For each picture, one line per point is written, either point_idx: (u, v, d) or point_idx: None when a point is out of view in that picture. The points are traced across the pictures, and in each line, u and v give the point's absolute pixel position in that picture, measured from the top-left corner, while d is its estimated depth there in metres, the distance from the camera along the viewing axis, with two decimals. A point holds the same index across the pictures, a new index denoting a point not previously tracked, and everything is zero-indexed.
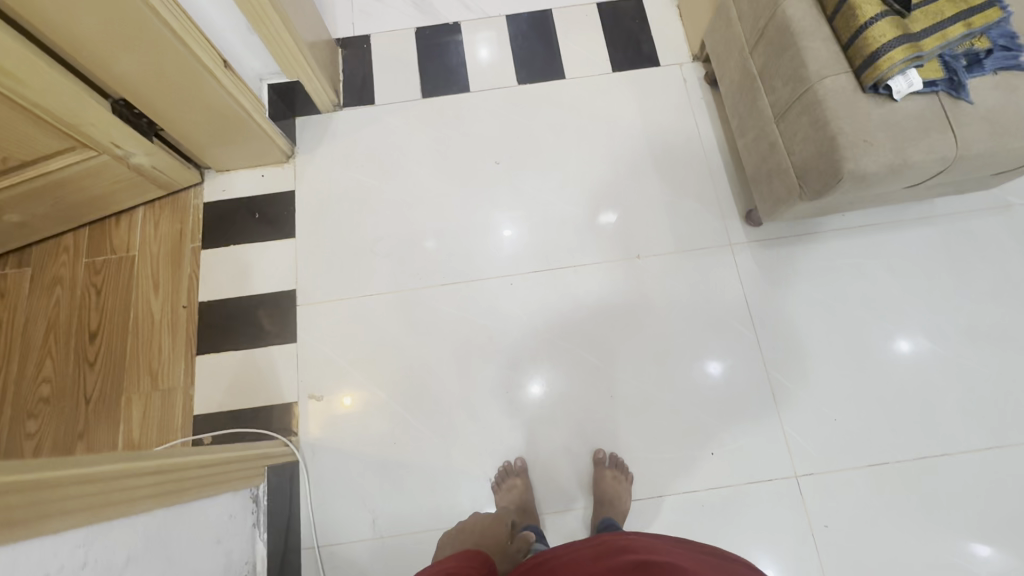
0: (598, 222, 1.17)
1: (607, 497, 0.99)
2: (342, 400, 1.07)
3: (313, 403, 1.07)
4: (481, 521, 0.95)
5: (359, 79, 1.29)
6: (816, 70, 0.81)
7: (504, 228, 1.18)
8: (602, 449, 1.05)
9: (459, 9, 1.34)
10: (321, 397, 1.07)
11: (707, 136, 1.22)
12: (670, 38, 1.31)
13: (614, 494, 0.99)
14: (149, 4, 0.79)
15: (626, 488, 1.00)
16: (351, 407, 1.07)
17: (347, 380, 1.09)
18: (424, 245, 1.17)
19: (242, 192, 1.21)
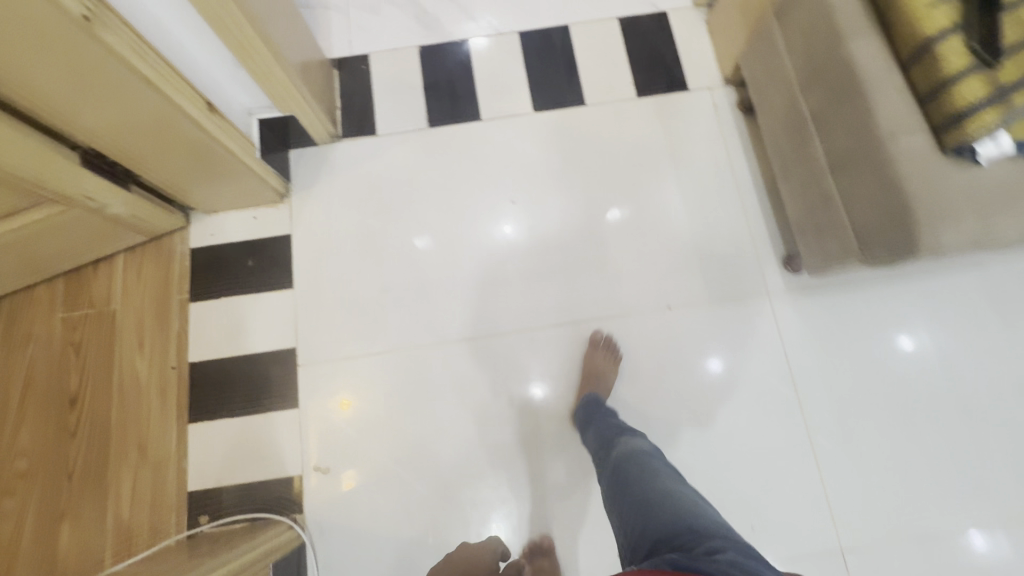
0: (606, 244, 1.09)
1: (595, 377, 1.00)
2: (338, 404, 1.02)
3: (311, 433, 1.00)
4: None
5: (358, 105, 1.17)
6: (888, 126, 0.72)
7: (506, 228, 1.10)
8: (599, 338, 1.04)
9: (466, 23, 1.22)
10: (317, 402, 1.02)
11: (741, 170, 1.12)
12: (700, 57, 1.19)
13: (601, 371, 1.01)
14: (112, 53, 0.66)
15: (614, 367, 1.02)
16: (347, 411, 1.02)
17: (339, 382, 1.03)
18: (414, 244, 1.10)
19: (233, 236, 1.10)
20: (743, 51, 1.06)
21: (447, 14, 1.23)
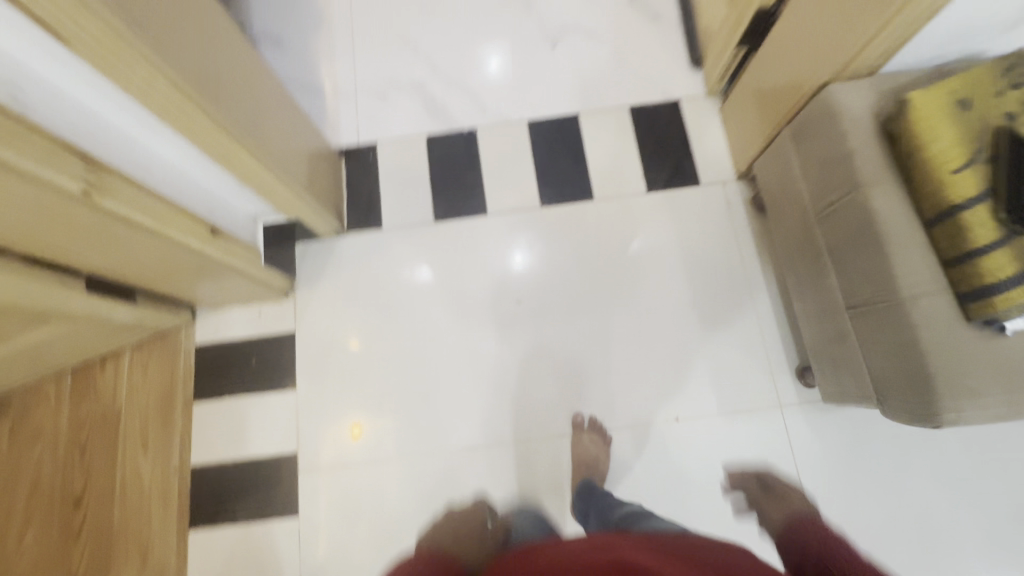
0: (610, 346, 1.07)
1: (586, 462, 0.99)
2: (350, 429, 1.06)
3: (322, 455, 1.04)
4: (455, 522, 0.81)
5: (364, 198, 1.17)
6: (909, 288, 0.68)
7: (518, 257, 1.13)
8: (580, 413, 1.04)
9: (473, 111, 1.21)
10: (329, 427, 1.06)
11: (754, 272, 1.09)
12: (713, 150, 1.16)
13: (593, 458, 0.99)
14: (114, 216, 0.66)
15: (604, 447, 1.01)
16: (359, 437, 1.05)
17: (350, 407, 1.07)
18: (415, 273, 1.13)
19: (237, 332, 1.10)
20: (757, 157, 1.03)
21: (456, 101, 1.22)
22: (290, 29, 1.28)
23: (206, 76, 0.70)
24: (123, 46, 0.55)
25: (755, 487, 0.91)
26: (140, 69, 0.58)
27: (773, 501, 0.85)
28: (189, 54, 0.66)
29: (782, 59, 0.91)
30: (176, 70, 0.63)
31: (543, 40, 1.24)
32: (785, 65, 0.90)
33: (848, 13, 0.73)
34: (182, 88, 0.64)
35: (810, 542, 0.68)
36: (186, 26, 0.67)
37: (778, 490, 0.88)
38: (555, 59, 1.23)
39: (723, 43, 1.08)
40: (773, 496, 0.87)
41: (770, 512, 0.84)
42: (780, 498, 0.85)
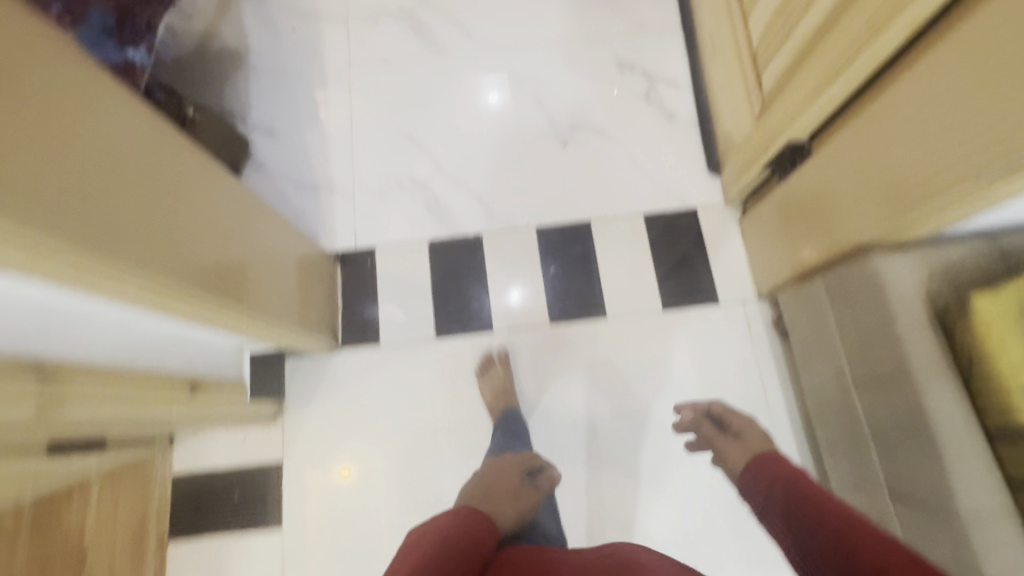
0: (624, 480, 1.02)
1: None
2: (340, 471, 1.01)
3: (311, 505, 1.00)
4: (496, 465, 0.93)
5: (362, 309, 1.09)
6: (970, 508, 0.62)
7: (513, 296, 1.10)
8: None
9: (480, 216, 1.14)
10: (318, 471, 1.01)
11: (775, 403, 1.03)
12: (732, 265, 1.10)
13: None
14: (63, 416, 0.58)
15: None
16: (348, 478, 1.01)
17: (343, 449, 1.02)
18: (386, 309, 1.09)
19: (219, 461, 1.01)
20: (782, 288, 0.97)
21: (461, 204, 1.15)
22: (286, 120, 1.22)
23: (178, 236, 0.63)
24: (80, 256, 0.47)
25: (709, 426, 0.99)
26: (105, 270, 0.50)
27: (733, 442, 0.95)
28: (158, 222, 0.59)
29: (813, 201, 0.85)
30: (143, 252, 0.55)
31: (552, 139, 1.19)
32: (817, 209, 0.84)
33: (904, 181, 0.67)
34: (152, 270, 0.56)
35: (772, 480, 0.78)
36: (154, 188, 0.60)
37: (732, 428, 0.98)
38: (566, 159, 1.18)
39: (745, 160, 1.02)
40: (729, 436, 0.97)
41: (732, 454, 0.93)
42: (736, 439, 0.95)
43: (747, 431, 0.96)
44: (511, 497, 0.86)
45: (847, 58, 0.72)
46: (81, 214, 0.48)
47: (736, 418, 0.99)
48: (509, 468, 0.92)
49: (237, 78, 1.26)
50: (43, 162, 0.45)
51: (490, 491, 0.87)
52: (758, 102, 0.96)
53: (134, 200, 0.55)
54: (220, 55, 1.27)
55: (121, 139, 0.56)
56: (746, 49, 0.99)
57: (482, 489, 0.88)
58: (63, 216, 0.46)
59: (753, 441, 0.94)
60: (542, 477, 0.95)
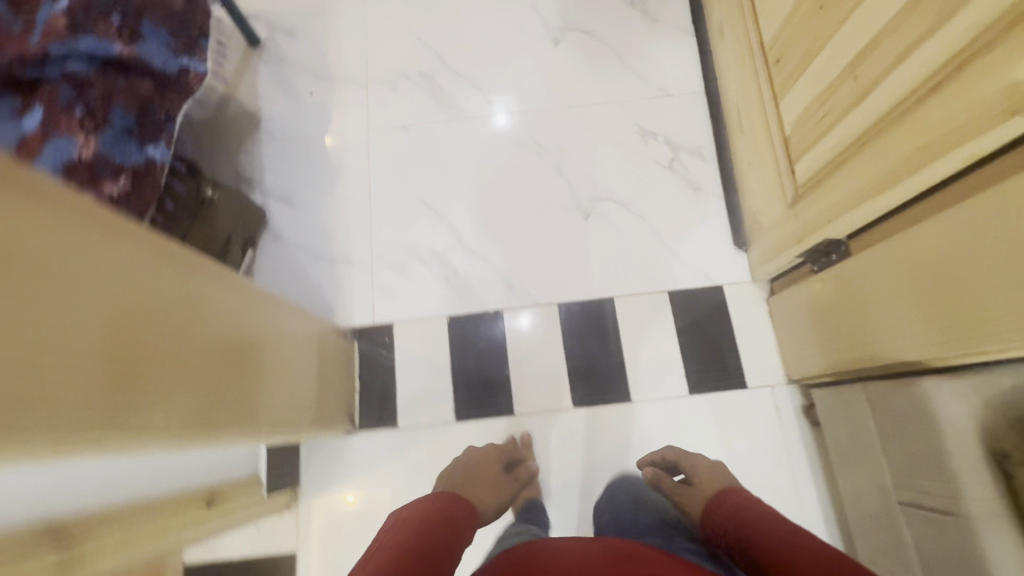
0: None
1: None
2: (344, 497, 1.01)
3: (313, 563, 0.98)
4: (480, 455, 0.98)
5: (379, 388, 1.07)
6: None
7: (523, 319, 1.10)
8: None
9: (500, 291, 1.12)
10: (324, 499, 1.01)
11: (806, 494, 1.00)
12: (760, 347, 1.07)
13: None
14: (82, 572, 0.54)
15: None
16: (353, 504, 1.01)
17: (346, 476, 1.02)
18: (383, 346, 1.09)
19: (231, 550, 0.98)
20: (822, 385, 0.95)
21: (481, 278, 1.13)
22: (302, 187, 1.20)
23: (203, 356, 0.59)
24: (94, 439, 0.43)
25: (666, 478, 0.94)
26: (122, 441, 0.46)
27: (688, 490, 0.91)
28: (183, 354, 0.55)
29: (849, 306, 0.83)
30: (162, 400, 0.51)
31: (574, 210, 1.17)
32: (853, 314, 0.82)
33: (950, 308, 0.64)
34: (175, 415, 0.53)
35: (724, 521, 0.77)
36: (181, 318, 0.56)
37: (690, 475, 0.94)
38: (587, 232, 1.16)
39: (776, 244, 1.00)
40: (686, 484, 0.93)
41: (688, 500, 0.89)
42: (693, 484, 0.92)
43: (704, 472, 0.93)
44: (486, 486, 0.93)
45: (887, 173, 0.70)
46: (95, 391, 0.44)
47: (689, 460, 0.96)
48: (487, 457, 0.98)
49: (253, 142, 1.24)
50: (50, 354, 0.40)
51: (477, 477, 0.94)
52: (791, 190, 0.93)
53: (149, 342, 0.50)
54: (238, 119, 1.26)
55: (133, 275, 0.50)
56: (776, 133, 0.97)
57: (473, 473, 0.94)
58: (76, 405, 0.42)
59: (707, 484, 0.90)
60: (520, 468, 0.99)
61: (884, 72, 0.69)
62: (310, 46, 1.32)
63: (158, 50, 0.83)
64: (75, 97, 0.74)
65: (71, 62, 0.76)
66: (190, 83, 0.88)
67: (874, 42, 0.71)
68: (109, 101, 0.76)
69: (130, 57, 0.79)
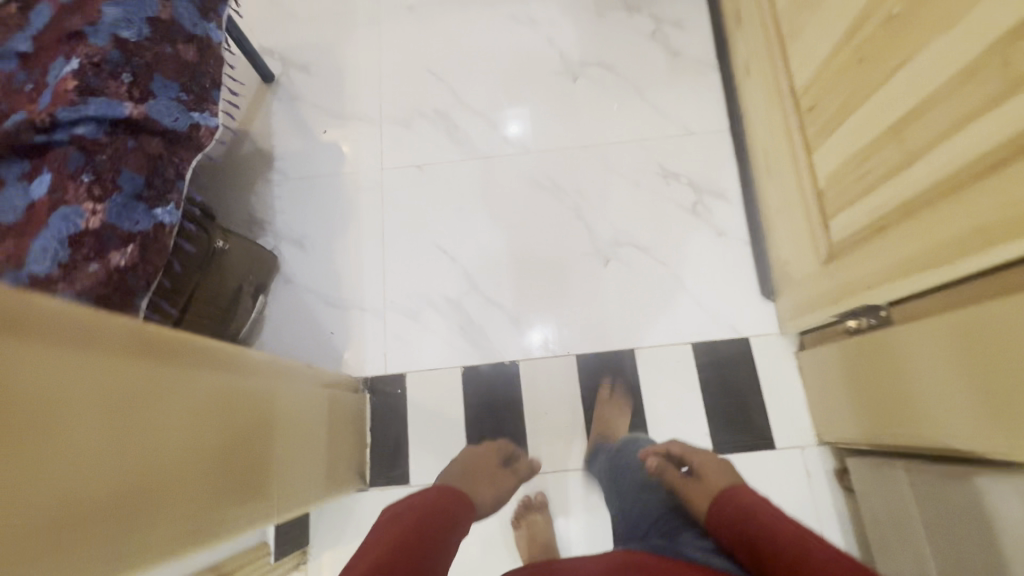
0: None
1: None
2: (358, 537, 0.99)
3: None
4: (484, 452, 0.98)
5: (392, 441, 1.04)
6: None
7: (535, 336, 1.09)
8: None
9: (517, 341, 1.09)
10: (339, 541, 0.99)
11: None
12: (788, 404, 1.02)
13: None
14: None
15: None
16: None
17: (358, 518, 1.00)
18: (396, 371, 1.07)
19: None
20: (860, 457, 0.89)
21: (496, 326, 1.10)
22: (315, 229, 1.18)
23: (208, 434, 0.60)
24: (109, 551, 0.46)
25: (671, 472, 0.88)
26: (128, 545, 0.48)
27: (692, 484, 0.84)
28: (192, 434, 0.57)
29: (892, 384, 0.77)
30: (166, 494, 0.53)
31: (593, 255, 1.13)
32: (896, 394, 0.76)
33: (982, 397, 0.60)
34: (181, 502, 0.55)
35: (731, 520, 0.71)
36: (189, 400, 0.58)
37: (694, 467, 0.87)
38: (606, 279, 1.12)
39: (807, 300, 0.95)
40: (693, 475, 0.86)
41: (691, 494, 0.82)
42: (700, 477, 0.84)
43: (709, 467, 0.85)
44: (486, 480, 0.92)
45: (937, 249, 0.65)
46: (91, 503, 0.45)
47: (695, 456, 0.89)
48: (487, 454, 0.97)
49: (266, 182, 1.23)
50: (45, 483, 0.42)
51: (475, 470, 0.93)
52: (824, 247, 0.89)
53: (153, 439, 0.52)
54: (252, 158, 1.25)
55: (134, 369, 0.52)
56: (807, 185, 0.92)
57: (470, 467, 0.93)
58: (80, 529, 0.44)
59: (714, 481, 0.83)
60: (520, 463, 0.99)
61: (932, 141, 0.65)
62: (324, 82, 1.30)
63: (168, 108, 0.81)
64: (84, 162, 0.73)
65: (79, 125, 0.74)
66: (200, 138, 0.86)
67: (920, 107, 0.66)
68: (118, 164, 0.74)
69: (139, 118, 0.77)
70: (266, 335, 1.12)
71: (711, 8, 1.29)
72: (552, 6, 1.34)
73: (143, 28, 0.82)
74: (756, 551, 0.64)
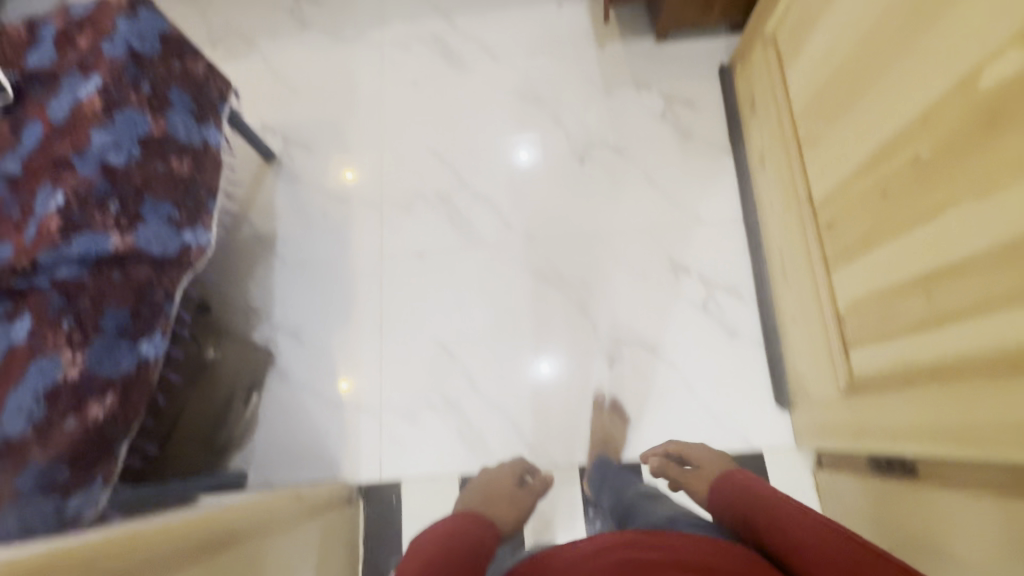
0: None
1: None
2: None
3: None
4: (491, 474, 0.97)
5: (385, 555, 1.00)
6: None
7: (544, 367, 1.09)
8: None
9: (517, 448, 1.05)
10: None
11: None
12: None
13: None
14: None
15: None
16: None
17: None
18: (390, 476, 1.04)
19: None
20: None
21: (496, 431, 1.06)
22: (311, 321, 1.15)
23: None
24: None
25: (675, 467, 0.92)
26: None
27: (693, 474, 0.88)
28: None
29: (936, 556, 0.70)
30: None
31: (598, 354, 1.09)
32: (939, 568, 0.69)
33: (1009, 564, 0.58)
34: None
35: (734, 501, 0.72)
36: None
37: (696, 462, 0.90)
38: (612, 380, 1.07)
39: (828, 425, 0.89)
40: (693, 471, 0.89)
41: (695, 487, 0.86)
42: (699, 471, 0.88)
43: (703, 458, 0.89)
44: (504, 502, 0.91)
45: (977, 431, 0.58)
46: None
47: (694, 448, 0.92)
48: (499, 476, 0.96)
49: (264, 268, 1.20)
50: None
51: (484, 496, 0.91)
52: (844, 377, 0.83)
53: None
54: (250, 242, 1.23)
55: None
56: (826, 304, 0.87)
57: (482, 497, 0.90)
58: None
59: (711, 468, 0.87)
60: (537, 479, 0.97)
61: (965, 309, 0.59)
62: (326, 162, 1.28)
63: (157, 232, 0.79)
64: (65, 306, 0.70)
65: (61, 266, 0.72)
66: (192, 258, 0.84)
67: (953, 268, 0.61)
68: (102, 304, 0.72)
69: (126, 249, 0.75)
70: (258, 436, 1.08)
71: (725, 89, 1.25)
72: (560, 83, 1.31)
73: (133, 151, 0.79)
74: (763, 534, 0.64)
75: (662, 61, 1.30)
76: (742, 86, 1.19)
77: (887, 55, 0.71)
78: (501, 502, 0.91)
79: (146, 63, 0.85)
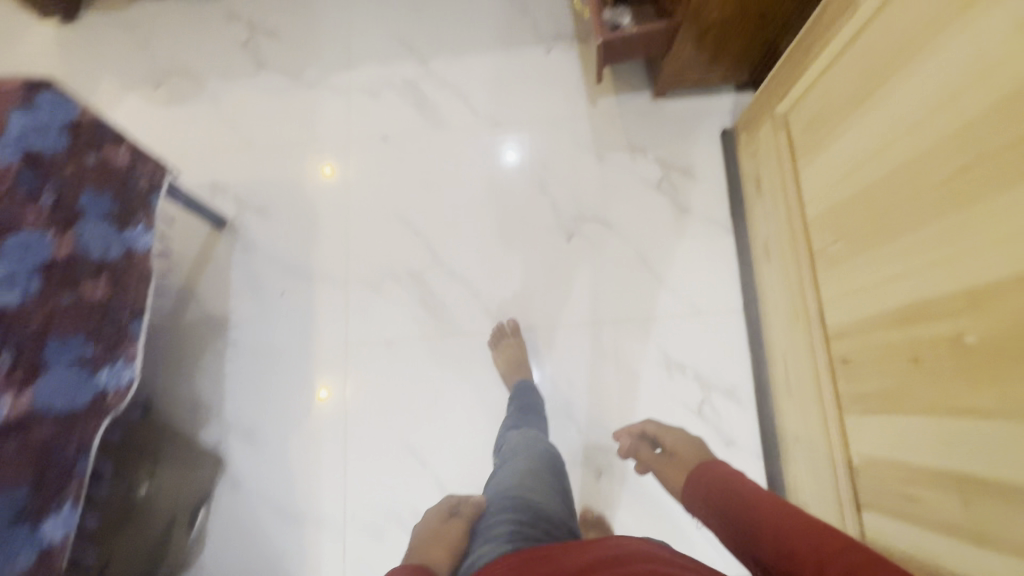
0: None
1: None
2: None
3: None
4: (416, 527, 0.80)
5: None
6: None
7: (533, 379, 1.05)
8: None
9: None
10: None
11: None
12: None
13: None
14: None
15: None
16: None
17: None
18: None
19: None
20: None
21: None
22: (266, 420, 1.04)
23: None
24: None
25: (647, 450, 0.91)
26: None
27: (666, 461, 0.87)
28: None
29: None
30: None
31: (583, 464, 1.01)
32: None
33: None
34: None
35: (715, 490, 0.71)
36: None
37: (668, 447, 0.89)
38: (596, 493, 1.00)
39: None
40: (666, 456, 0.88)
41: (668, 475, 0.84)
42: (671, 456, 0.87)
43: (678, 443, 0.88)
44: (437, 546, 0.71)
45: None
46: None
47: (668, 433, 0.91)
48: (427, 522, 0.80)
49: (214, 357, 1.07)
50: None
51: (413, 557, 0.71)
52: (855, 532, 0.76)
53: None
54: (198, 323, 1.10)
55: None
56: (836, 445, 0.79)
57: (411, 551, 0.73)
58: None
59: (684, 454, 0.86)
60: (466, 504, 0.79)
61: (1005, 539, 0.51)
62: (284, 232, 1.14)
63: (64, 380, 0.67)
64: None
65: None
66: (111, 399, 0.73)
67: (994, 483, 0.52)
68: None
69: (21, 415, 0.62)
70: (207, 554, 0.98)
71: (729, 160, 1.13)
72: (546, 142, 1.18)
73: (30, 285, 0.66)
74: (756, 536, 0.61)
75: (660, 121, 1.17)
76: (747, 162, 1.08)
77: (927, 204, 0.61)
78: (432, 548, 0.72)
79: (48, 165, 0.70)
